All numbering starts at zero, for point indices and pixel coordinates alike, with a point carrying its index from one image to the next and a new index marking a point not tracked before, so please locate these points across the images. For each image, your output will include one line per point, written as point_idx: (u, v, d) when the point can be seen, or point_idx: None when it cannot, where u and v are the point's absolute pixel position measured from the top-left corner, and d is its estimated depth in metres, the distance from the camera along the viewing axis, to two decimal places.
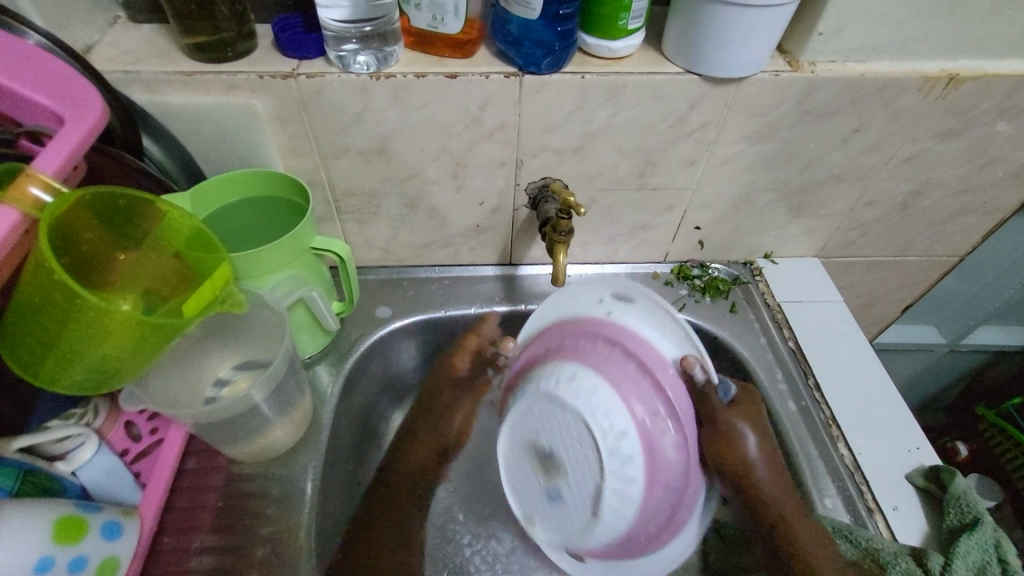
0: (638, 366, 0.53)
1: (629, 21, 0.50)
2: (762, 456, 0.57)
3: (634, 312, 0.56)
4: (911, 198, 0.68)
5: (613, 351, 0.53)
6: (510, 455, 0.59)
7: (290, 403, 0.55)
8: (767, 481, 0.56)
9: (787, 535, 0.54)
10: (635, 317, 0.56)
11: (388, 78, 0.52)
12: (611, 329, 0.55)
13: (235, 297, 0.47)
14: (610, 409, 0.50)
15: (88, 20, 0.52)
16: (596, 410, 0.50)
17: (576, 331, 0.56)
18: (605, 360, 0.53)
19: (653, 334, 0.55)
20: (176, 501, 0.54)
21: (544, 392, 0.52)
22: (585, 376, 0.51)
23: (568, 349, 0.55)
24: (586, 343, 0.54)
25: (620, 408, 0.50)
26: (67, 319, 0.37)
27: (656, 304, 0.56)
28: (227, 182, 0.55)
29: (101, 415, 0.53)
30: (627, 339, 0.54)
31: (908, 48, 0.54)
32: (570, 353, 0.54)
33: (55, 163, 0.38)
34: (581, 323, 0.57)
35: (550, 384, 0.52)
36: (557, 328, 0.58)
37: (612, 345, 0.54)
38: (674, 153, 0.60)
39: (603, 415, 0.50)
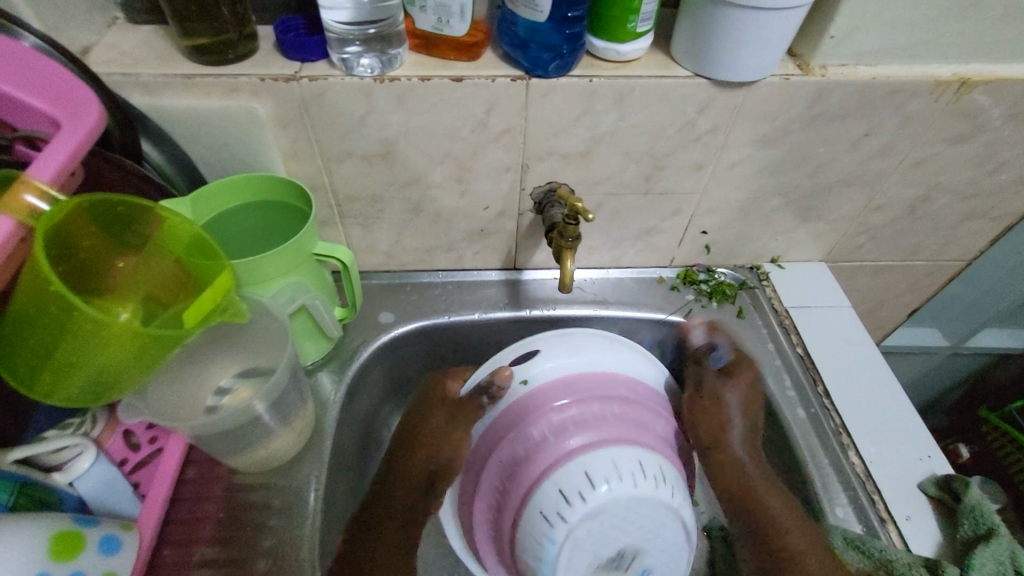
0: (580, 411, 0.51)
1: (639, 23, 0.50)
2: (749, 447, 0.60)
3: (546, 360, 0.54)
4: (920, 203, 0.68)
5: (559, 423, 0.50)
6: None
7: (293, 412, 0.54)
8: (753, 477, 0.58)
9: (768, 524, 0.54)
10: (552, 366, 0.54)
11: (392, 81, 0.51)
12: (540, 410, 0.52)
13: (237, 306, 0.46)
14: (616, 466, 0.46)
15: (86, 22, 0.51)
16: (608, 475, 0.46)
17: (524, 441, 0.51)
18: (566, 439, 0.49)
19: (575, 363, 0.54)
20: (176, 512, 0.53)
21: (556, 522, 0.46)
22: (575, 472, 0.47)
23: (540, 462, 0.49)
24: (544, 444, 0.50)
25: (613, 455, 0.47)
26: (64, 329, 0.36)
27: (552, 340, 0.56)
28: (228, 187, 0.54)
29: (99, 425, 0.51)
30: (558, 388, 0.53)
31: (919, 51, 0.53)
32: (545, 463, 0.49)
33: (51, 170, 0.37)
34: (522, 417, 0.52)
35: (557, 506, 0.46)
36: (512, 445, 0.51)
37: (556, 421, 0.50)
38: (681, 157, 0.60)
39: (613, 470, 0.46)
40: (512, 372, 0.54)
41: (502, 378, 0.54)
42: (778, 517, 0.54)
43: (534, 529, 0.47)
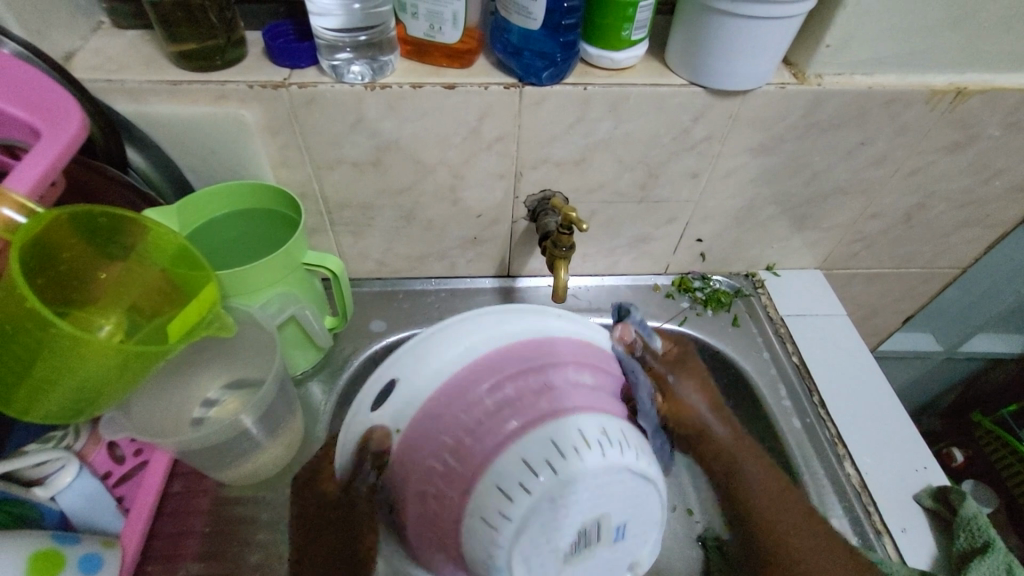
0: (521, 384, 0.39)
1: (633, 32, 0.49)
2: (764, 464, 0.54)
3: (425, 369, 0.42)
4: (916, 211, 0.67)
5: (496, 416, 0.38)
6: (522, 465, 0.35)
7: (281, 423, 0.53)
8: (719, 438, 0.54)
9: (736, 475, 0.53)
10: (438, 368, 0.41)
11: (383, 88, 0.51)
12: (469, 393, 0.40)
13: (223, 319, 0.45)
14: (557, 445, 0.35)
15: (69, 27, 0.50)
16: (580, 441, 0.35)
17: (471, 422, 0.38)
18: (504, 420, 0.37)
19: (479, 342, 0.42)
20: (160, 527, 0.52)
21: (506, 511, 0.34)
22: (494, 487, 0.35)
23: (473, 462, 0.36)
24: (491, 411, 0.38)
25: (598, 419, 0.37)
26: (44, 347, 0.35)
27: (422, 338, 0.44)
28: (215, 195, 0.53)
29: (82, 437, 0.50)
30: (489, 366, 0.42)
31: (916, 60, 0.53)
32: (490, 442, 0.37)
33: (29, 181, 0.36)
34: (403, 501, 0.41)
35: (496, 502, 0.35)
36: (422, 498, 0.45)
37: (484, 397, 0.39)
38: (676, 165, 0.59)
39: (528, 471, 0.35)
40: (382, 424, 0.42)
41: (377, 441, 0.42)
42: (749, 481, 0.52)
43: (476, 510, 0.35)
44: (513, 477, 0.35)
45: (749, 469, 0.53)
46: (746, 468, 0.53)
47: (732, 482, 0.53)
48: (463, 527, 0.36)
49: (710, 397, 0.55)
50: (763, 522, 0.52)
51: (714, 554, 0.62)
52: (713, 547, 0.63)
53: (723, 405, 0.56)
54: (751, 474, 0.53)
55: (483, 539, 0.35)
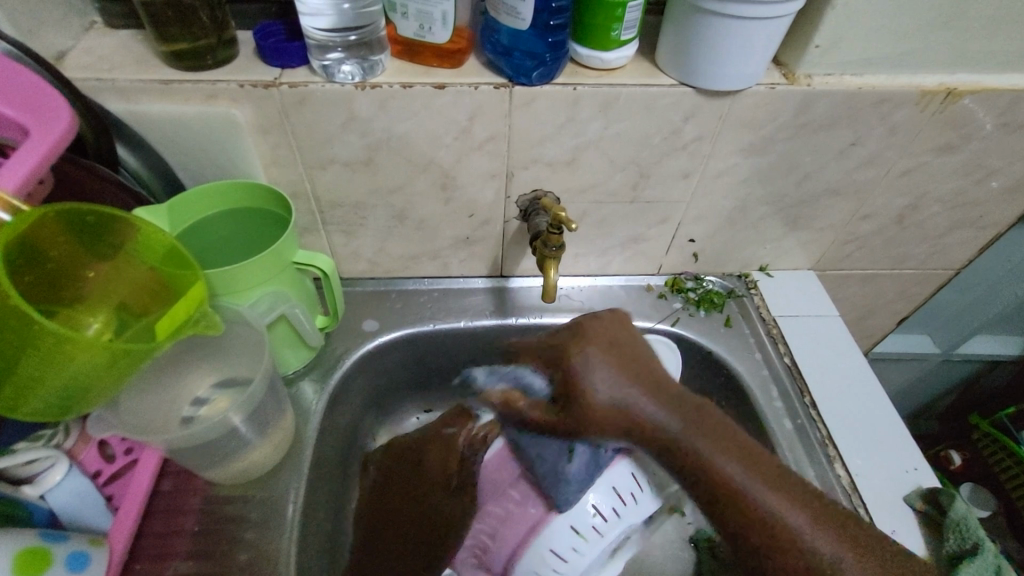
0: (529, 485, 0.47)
1: (622, 32, 0.49)
2: (818, 523, 0.40)
3: (492, 439, 0.50)
4: (908, 212, 0.67)
5: (521, 505, 0.46)
6: (587, 509, 0.44)
7: (271, 423, 0.53)
8: (604, 401, 0.41)
9: (717, 479, 0.40)
10: (487, 446, 0.51)
11: (373, 87, 0.51)
12: (503, 464, 0.49)
13: (210, 318, 0.44)
14: (579, 527, 0.44)
15: (62, 26, 0.51)
16: (614, 504, 0.45)
17: (504, 514, 0.47)
18: (530, 506, 0.46)
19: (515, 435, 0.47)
20: (151, 526, 0.52)
21: (566, 555, 0.44)
22: (564, 532, 0.44)
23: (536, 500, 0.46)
24: (513, 515, 0.46)
25: (610, 480, 0.45)
26: (29, 344, 0.35)
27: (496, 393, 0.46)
28: (206, 194, 0.53)
29: (72, 436, 0.50)
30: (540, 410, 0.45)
31: (906, 60, 0.53)
32: (526, 526, 0.46)
33: (17, 180, 0.36)
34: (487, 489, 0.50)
35: (552, 562, 0.44)
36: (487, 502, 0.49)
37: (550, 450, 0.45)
38: (667, 165, 0.59)
39: (598, 517, 0.44)
40: (482, 418, 0.47)
41: (488, 432, 0.52)
42: (756, 495, 0.40)
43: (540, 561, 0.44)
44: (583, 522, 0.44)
45: (712, 447, 0.41)
46: (760, 494, 0.40)
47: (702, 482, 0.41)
48: (520, 560, 0.45)
49: (646, 384, 0.43)
50: (780, 533, 0.39)
51: (705, 556, 0.62)
52: (705, 548, 0.63)
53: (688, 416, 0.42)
54: (731, 468, 0.40)
55: (535, 572, 0.45)
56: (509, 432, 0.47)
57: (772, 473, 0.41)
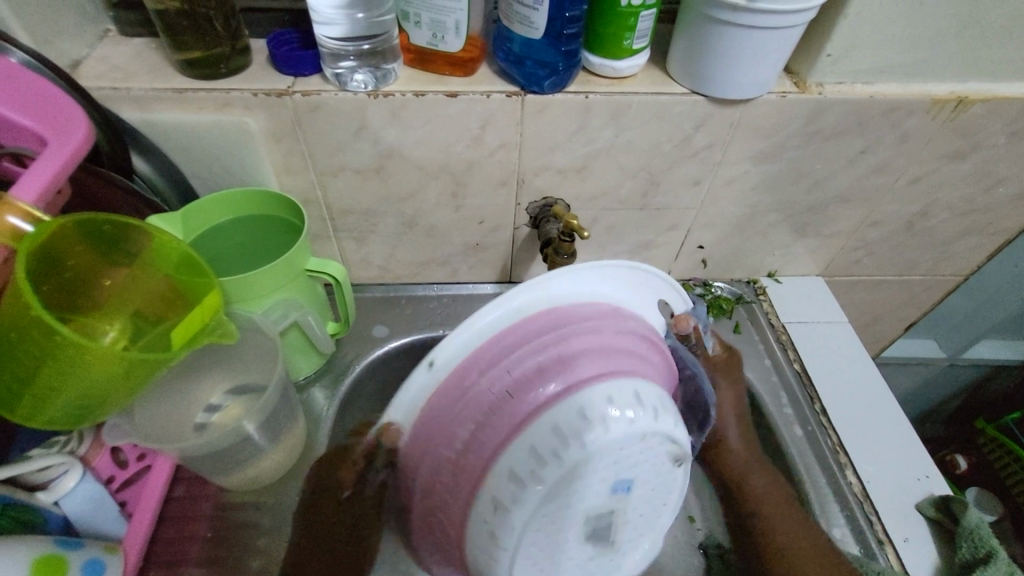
0: (550, 355, 0.37)
1: (635, 41, 0.49)
2: None
3: (456, 335, 0.38)
4: (917, 218, 0.67)
5: (461, 454, 0.37)
6: (537, 442, 0.34)
7: (283, 430, 0.54)
8: (740, 450, 0.59)
9: None
10: (472, 334, 0.38)
11: (386, 96, 0.51)
12: (491, 359, 0.38)
13: (226, 327, 0.44)
14: (541, 452, 0.34)
15: (77, 35, 0.51)
16: (609, 411, 0.35)
17: (484, 407, 0.37)
18: (537, 386, 0.36)
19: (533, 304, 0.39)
20: (163, 532, 0.52)
21: (503, 511, 0.35)
22: (501, 480, 0.35)
23: (488, 448, 0.36)
24: (503, 401, 0.36)
25: (608, 392, 0.35)
26: (48, 354, 0.35)
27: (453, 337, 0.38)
28: (219, 201, 0.53)
29: (86, 442, 0.50)
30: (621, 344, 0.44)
31: (917, 69, 0.53)
32: (504, 427, 0.36)
33: (36, 189, 0.36)
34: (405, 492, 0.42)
35: (507, 487, 0.34)
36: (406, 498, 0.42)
37: (510, 377, 0.37)
38: (677, 173, 0.59)
39: (550, 451, 0.34)
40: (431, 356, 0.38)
41: (419, 369, 0.38)
42: None
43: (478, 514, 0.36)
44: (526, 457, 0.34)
45: None
46: None
47: None
48: (469, 535, 0.37)
49: (742, 418, 0.60)
50: None
51: (716, 562, 0.61)
52: (716, 555, 0.61)
53: (750, 438, 0.60)
54: None
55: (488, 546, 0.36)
56: (489, 309, 0.38)
57: None
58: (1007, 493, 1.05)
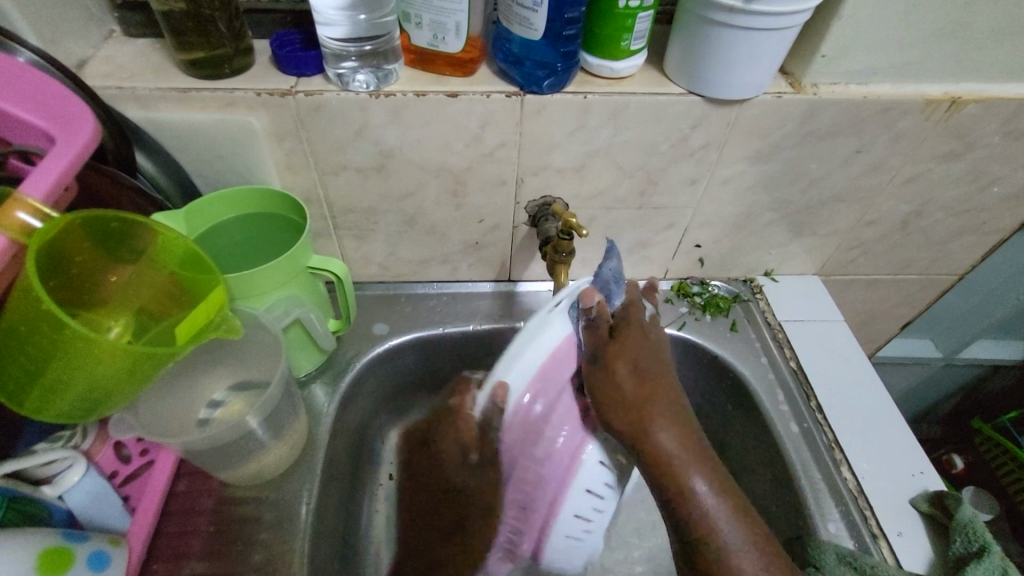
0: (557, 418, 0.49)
1: (632, 41, 0.50)
2: (736, 517, 0.46)
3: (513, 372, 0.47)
4: (912, 218, 0.68)
5: (539, 486, 0.49)
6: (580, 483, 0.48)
7: (286, 426, 0.54)
8: (633, 390, 0.48)
9: (683, 490, 0.46)
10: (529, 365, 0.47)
11: (387, 96, 0.52)
12: (529, 413, 0.48)
13: (230, 322, 0.45)
14: (593, 489, 0.49)
15: (82, 35, 0.52)
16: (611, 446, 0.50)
17: (537, 472, 0.48)
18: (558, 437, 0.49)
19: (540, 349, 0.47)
20: (166, 526, 0.52)
21: (580, 535, 0.50)
22: (569, 521, 0.49)
23: (551, 485, 0.48)
24: (551, 455, 0.48)
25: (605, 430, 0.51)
26: (57, 348, 0.36)
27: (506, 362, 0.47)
28: (222, 200, 0.54)
29: (90, 437, 0.51)
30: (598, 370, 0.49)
31: (910, 70, 0.54)
32: (556, 478, 0.48)
33: (45, 186, 0.37)
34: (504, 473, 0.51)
35: (578, 524, 0.49)
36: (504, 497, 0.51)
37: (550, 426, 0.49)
38: (674, 172, 0.60)
39: (594, 494, 0.49)
40: (504, 382, 0.47)
41: (502, 398, 0.47)
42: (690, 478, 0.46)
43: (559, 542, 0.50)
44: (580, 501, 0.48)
45: (694, 469, 0.46)
46: (693, 479, 0.46)
47: (677, 494, 0.46)
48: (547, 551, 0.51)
49: (648, 376, 0.49)
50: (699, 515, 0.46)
51: None
52: None
53: (673, 403, 0.49)
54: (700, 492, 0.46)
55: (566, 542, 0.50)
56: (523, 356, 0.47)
57: (704, 457, 0.48)
58: (1002, 492, 1.06)
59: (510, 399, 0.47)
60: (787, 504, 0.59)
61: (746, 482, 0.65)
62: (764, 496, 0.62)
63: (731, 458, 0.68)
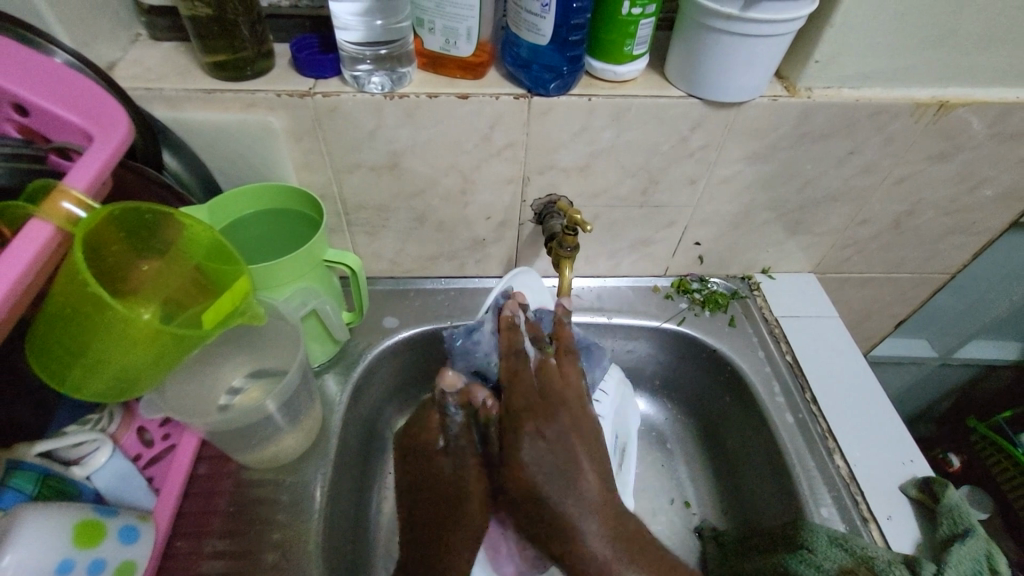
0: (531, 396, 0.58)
1: (635, 47, 0.53)
2: (602, 498, 0.50)
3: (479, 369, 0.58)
4: (904, 218, 0.71)
5: None
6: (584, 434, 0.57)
7: (302, 412, 0.57)
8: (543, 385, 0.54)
9: (517, 464, 0.50)
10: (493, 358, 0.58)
11: (401, 97, 0.54)
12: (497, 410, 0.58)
13: (254, 309, 0.48)
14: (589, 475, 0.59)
15: (111, 38, 0.55)
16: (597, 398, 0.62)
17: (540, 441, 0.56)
18: None
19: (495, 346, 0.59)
20: (188, 506, 0.55)
21: None
22: None
23: None
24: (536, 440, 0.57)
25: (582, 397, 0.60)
26: (100, 330, 0.38)
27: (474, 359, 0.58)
28: (243, 196, 0.57)
29: (115, 420, 0.52)
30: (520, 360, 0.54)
31: (900, 75, 0.56)
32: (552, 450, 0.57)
33: (85, 181, 0.39)
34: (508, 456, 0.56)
35: None
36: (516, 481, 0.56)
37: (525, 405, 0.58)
38: (675, 172, 0.63)
39: None
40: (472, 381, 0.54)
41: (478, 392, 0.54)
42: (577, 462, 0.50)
43: None
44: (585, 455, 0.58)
45: (530, 456, 0.50)
46: (522, 458, 0.50)
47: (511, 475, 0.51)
48: None
49: (570, 375, 0.55)
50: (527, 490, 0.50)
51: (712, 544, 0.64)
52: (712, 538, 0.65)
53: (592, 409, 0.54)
54: (529, 468, 0.50)
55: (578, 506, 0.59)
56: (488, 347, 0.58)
57: (591, 446, 0.52)
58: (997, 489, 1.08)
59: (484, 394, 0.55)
60: (782, 490, 0.61)
61: (742, 471, 0.67)
62: (759, 484, 0.64)
63: (728, 448, 0.70)
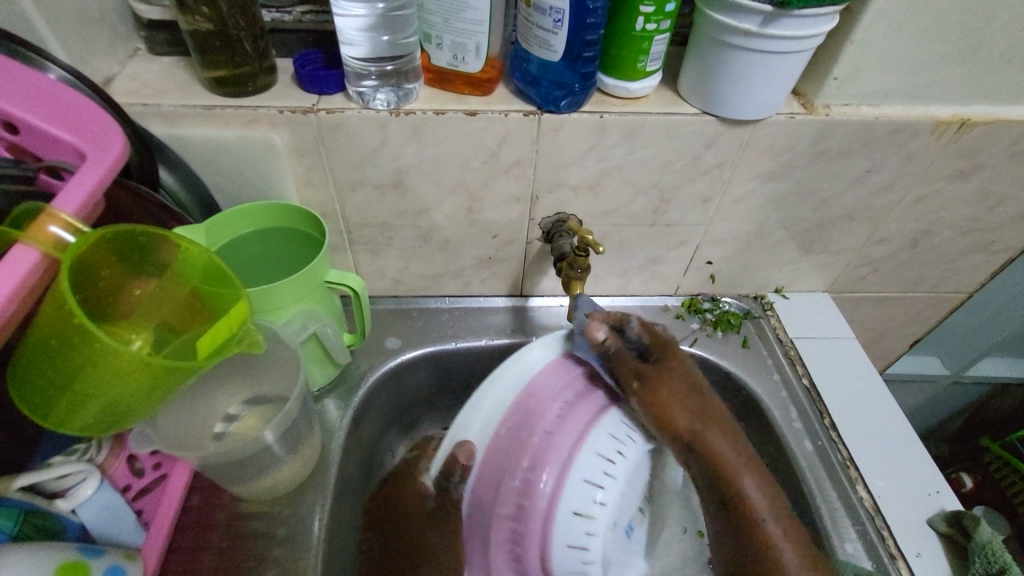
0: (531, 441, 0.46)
1: (648, 63, 0.51)
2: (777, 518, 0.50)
3: (472, 428, 0.48)
4: (922, 237, 0.69)
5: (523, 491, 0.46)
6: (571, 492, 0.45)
7: (302, 440, 0.54)
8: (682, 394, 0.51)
9: (710, 451, 0.50)
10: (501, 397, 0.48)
11: (407, 114, 0.52)
12: (508, 438, 0.47)
13: (253, 336, 0.45)
14: (602, 459, 0.46)
15: (109, 53, 0.53)
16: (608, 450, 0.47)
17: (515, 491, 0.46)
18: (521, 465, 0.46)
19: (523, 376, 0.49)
20: (179, 541, 0.52)
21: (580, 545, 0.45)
22: (563, 552, 0.45)
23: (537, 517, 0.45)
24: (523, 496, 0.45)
25: (595, 447, 0.46)
26: (87, 361, 0.36)
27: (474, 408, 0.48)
28: (239, 214, 0.54)
29: (104, 450, 0.50)
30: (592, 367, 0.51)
31: (920, 92, 0.55)
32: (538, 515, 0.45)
33: (75, 204, 0.37)
34: (493, 494, 0.47)
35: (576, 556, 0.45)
36: (487, 530, 0.47)
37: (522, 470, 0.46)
38: (687, 191, 0.61)
39: (583, 503, 0.45)
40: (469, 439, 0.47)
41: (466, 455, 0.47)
42: (723, 453, 0.50)
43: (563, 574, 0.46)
44: (568, 518, 0.45)
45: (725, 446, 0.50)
46: (743, 483, 0.50)
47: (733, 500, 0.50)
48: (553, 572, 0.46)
49: (690, 385, 0.51)
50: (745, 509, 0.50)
51: None
52: None
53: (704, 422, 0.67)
54: (746, 484, 0.50)
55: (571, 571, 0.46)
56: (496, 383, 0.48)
57: (746, 459, 0.52)
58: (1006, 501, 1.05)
59: (476, 458, 0.47)
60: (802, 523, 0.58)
61: None
62: None
63: None
